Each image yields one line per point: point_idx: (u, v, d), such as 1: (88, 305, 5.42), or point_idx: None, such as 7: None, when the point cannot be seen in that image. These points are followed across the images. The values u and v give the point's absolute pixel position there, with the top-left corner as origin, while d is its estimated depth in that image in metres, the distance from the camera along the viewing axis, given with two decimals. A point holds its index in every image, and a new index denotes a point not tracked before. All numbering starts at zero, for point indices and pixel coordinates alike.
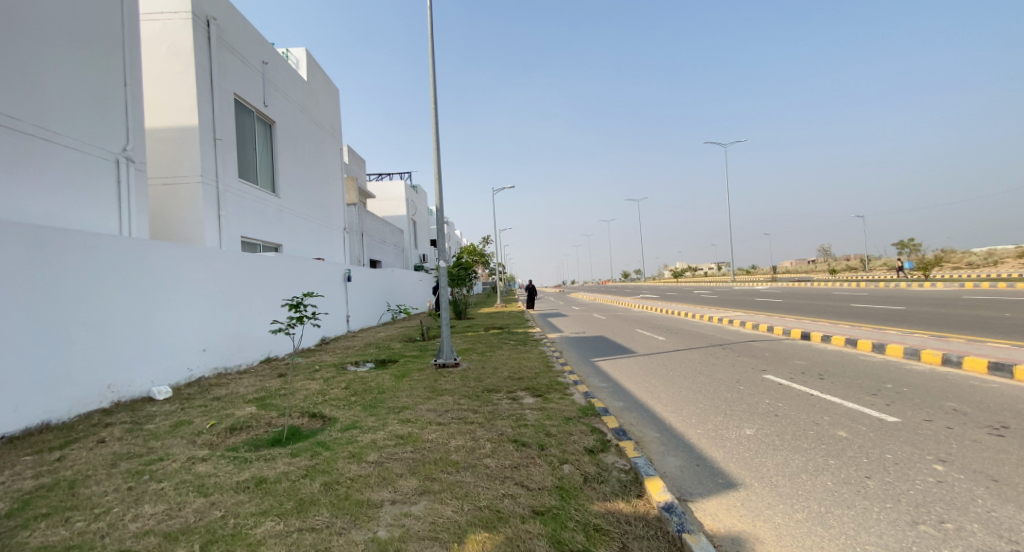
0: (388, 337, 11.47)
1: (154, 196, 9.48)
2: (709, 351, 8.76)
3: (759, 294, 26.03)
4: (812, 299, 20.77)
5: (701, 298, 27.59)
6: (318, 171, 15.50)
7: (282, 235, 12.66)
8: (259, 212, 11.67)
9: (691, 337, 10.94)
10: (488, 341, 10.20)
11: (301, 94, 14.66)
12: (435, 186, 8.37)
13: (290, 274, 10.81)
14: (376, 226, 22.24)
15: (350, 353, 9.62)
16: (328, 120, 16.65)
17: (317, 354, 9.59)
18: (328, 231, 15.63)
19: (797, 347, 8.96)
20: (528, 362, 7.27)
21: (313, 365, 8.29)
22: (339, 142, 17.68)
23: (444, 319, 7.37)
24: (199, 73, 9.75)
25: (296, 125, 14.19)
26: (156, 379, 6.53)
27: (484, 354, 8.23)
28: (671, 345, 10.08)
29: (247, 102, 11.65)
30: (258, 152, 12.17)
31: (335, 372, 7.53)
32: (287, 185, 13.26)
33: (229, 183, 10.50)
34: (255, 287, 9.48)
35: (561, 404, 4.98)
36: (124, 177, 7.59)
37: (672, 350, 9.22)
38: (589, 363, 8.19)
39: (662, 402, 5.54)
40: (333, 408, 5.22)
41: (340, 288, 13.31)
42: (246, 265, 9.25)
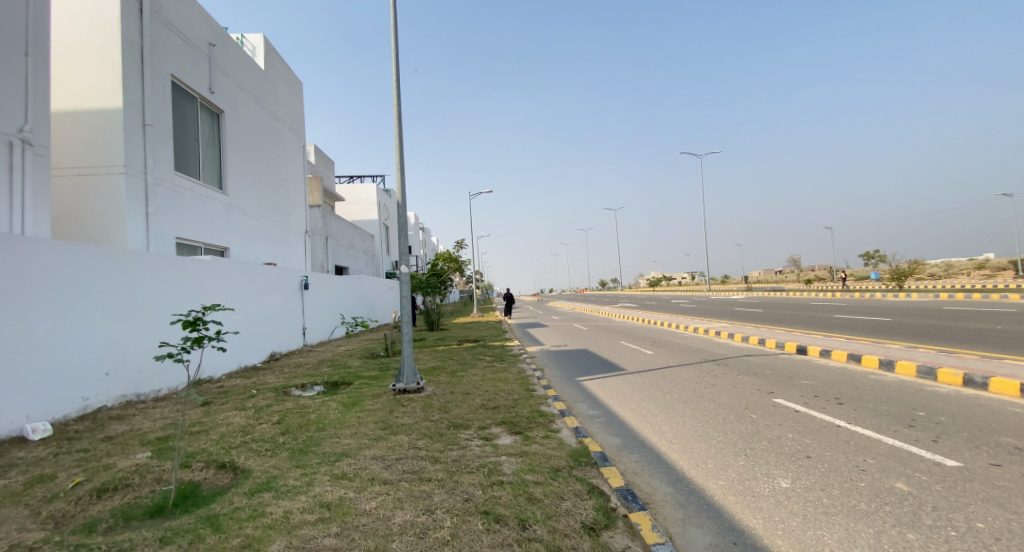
0: (346, 353, 10.20)
1: (64, 188, 8.05)
2: (705, 369, 7.82)
3: (739, 304, 25.51)
4: (794, 309, 20.20)
5: (680, 308, 26.99)
6: (276, 169, 14.17)
7: (230, 237, 11.28)
8: (201, 211, 10.31)
9: (680, 352, 10.01)
10: (457, 357, 9.06)
11: (257, 83, 13.35)
12: (398, 177, 7.17)
13: (234, 281, 9.49)
14: (343, 231, 20.89)
15: (297, 372, 8.32)
16: (289, 113, 15.33)
17: (256, 375, 8.27)
18: (286, 234, 14.27)
19: (798, 363, 8.09)
20: (504, 386, 6.18)
21: (249, 390, 6.99)
22: (301, 139, 16.35)
23: (405, 337, 6.23)
24: (127, 48, 8.39)
25: (250, 116, 12.84)
26: (35, 413, 5.21)
27: (453, 374, 7.12)
28: (660, 360, 9.13)
29: (189, 87, 10.30)
30: (202, 143, 10.80)
31: (273, 399, 6.29)
32: (237, 182, 11.92)
33: (162, 176, 9.15)
34: (186, 297, 8.13)
35: (545, 447, 3.90)
36: (18, 162, 6.00)
37: (663, 366, 8.26)
38: (576, 384, 7.14)
39: (667, 438, 4.51)
40: (252, 455, 4.03)
41: (295, 297, 11.98)
42: (174, 271, 7.90)
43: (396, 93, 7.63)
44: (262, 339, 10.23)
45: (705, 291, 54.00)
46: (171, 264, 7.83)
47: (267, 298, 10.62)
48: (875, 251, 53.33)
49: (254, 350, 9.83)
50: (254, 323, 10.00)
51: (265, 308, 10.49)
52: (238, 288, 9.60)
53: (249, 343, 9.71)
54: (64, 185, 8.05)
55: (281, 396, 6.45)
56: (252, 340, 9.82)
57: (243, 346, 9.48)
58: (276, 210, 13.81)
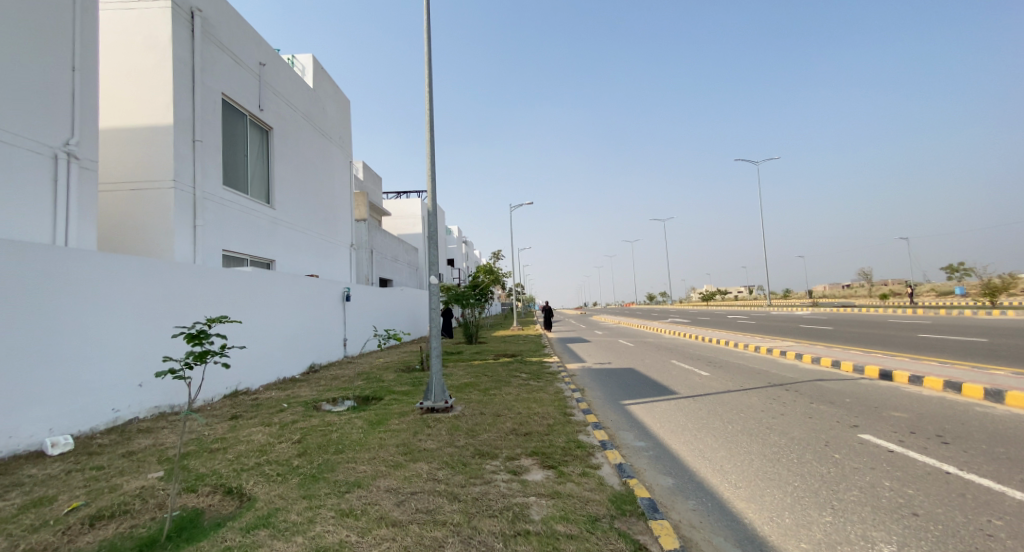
0: (383, 367, 9.99)
1: (119, 203, 8.34)
2: (769, 394, 6.94)
3: (804, 321, 23.57)
4: (870, 328, 18.29)
5: (738, 325, 25.30)
6: (323, 184, 14.43)
7: (276, 249, 11.43)
8: (249, 224, 10.49)
9: (738, 374, 9.07)
10: (493, 373, 8.59)
11: (306, 100, 13.69)
12: (431, 186, 6.88)
13: (276, 292, 9.53)
14: (388, 244, 21.11)
15: (332, 386, 8.14)
16: (336, 130, 15.65)
17: (291, 387, 8.15)
18: (331, 246, 14.45)
19: (880, 391, 7.04)
20: (539, 408, 5.64)
21: (281, 404, 6.82)
22: (348, 154, 16.65)
23: (434, 352, 5.85)
24: (178, 67, 8.70)
25: (298, 132, 13.13)
26: (61, 425, 5.22)
27: (487, 393, 6.65)
28: (716, 383, 8.27)
29: (239, 104, 10.60)
30: (251, 159, 11.06)
31: (301, 414, 6.05)
32: (284, 196, 12.15)
33: (211, 190, 9.36)
34: (227, 308, 8.16)
35: (581, 488, 3.34)
36: (62, 173, 6.55)
37: (720, 390, 7.45)
38: (621, 408, 6.47)
39: (729, 480, 3.81)
40: (261, 481, 3.71)
41: (337, 308, 12.00)
42: (215, 282, 7.93)
43: (429, 100, 7.38)
44: (303, 350, 10.19)
45: (764, 307, 50.88)
46: (213, 276, 7.87)
47: (309, 309, 10.63)
48: (961, 263, 48.46)
49: (293, 362, 9.80)
50: (295, 334, 9.98)
51: (306, 320, 10.49)
52: (280, 299, 9.63)
53: (289, 354, 9.68)
54: (118, 200, 8.35)
55: (310, 411, 6.21)
56: (292, 351, 9.80)
57: (283, 357, 9.47)
58: (322, 224, 14.02)
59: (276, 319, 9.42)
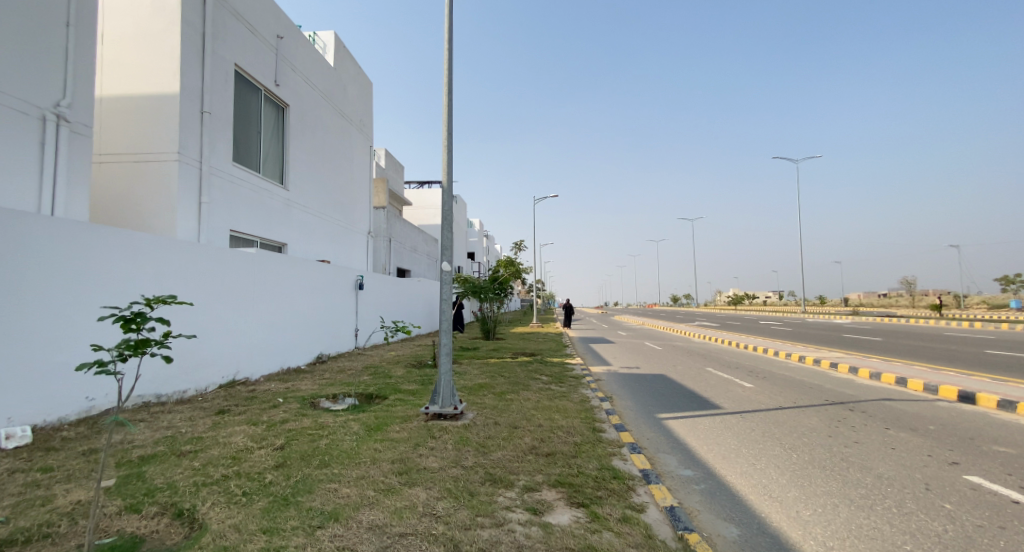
0: (393, 361, 9.32)
1: (122, 175, 7.82)
2: (831, 417, 6.00)
3: (847, 331, 22.08)
4: (918, 341, 16.98)
5: (770, 331, 24.09)
6: (341, 167, 13.85)
7: (288, 232, 10.83)
8: (261, 205, 9.93)
9: (786, 389, 8.07)
10: (511, 374, 7.80)
11: (326, 79, 13.08)
12: (447, 163, 6.12)
13: (284, 277, 8.92)
14: (408, 234, 20.57)
15: (335, 380, 7.48)
16: (357, 112, 15.05)
17: (292, 380, 7.52)
18: (348, 233, 13.88)
19: (964, 418, 6.05)
20: (563, 421, 4.85)
21: (275, 398, 6.16)
22: (368, 138, 16.03)
23: (444, 351, 5.08)
24: (187, 32, 8.05)
25: (316, 112, 12.53)
26: (25, 413, 4.63)
27: (503, 398, 5.89)
28: (763, 398, 7.31)
29: (253, 78, 10.01)
30: (264, 136, 10.46)
31: (294, 412, 5.36)
32: (299, 177, 11.56)
33: (222, 167, 8.79)
34: (230, 291, 7.54)
35: (625, 542, 2.53)
36: (51, 136, 5.89)
37: (769, 408, 6.54)
38: (657, 424, 5.59)
39: (814, 537, 2.94)
40: (220, 502, 2.98)
41: (349, 296, 11.41)
42: (218, 263, 7.30)
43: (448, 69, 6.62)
44: (310, 339, 9.58)
45: (797, 314, 48.73)
46: (215, 256, 7.23)
47: (319, 297, 10.02)
48: (1015, 276, 45.45)
49: (300, 351, 9.20)
50: (303, 322, 9.38)
51: (316, 307, 9.89)
52: (288, 283, 9.02)
53: (295, 343, 9.07)
54: (121, 171, 7.81)
55: (305, 409, 5.51)
56: (299, 340, 9.20)
57: (288, 345, 8.86)
58: (339, 209, 13.44)
59: (283, 306, 8.81)
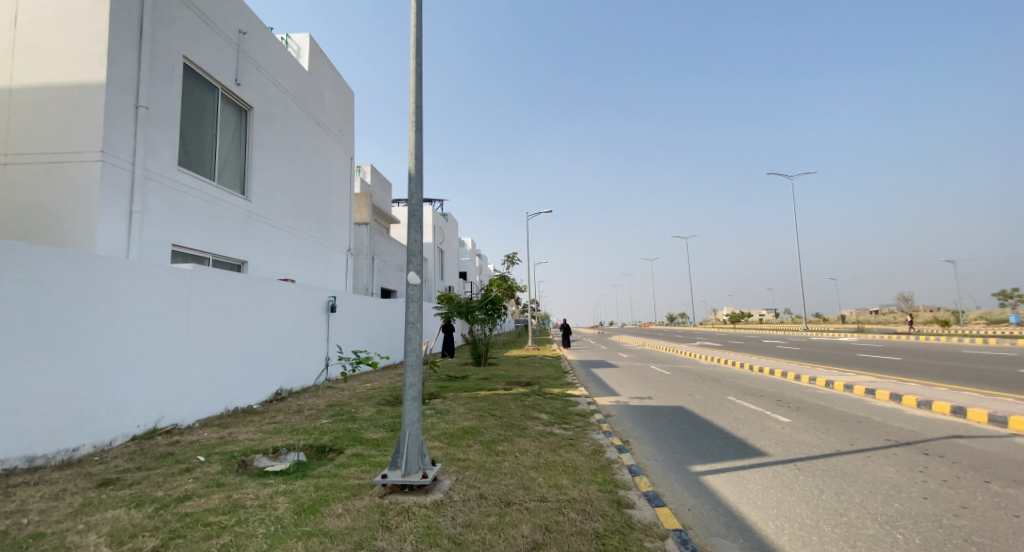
0: (365, 397, 7.92)
1: (33, 179, 6.47)
2: (910, 470, 4.73)
3: (857, 349, 20.99)
4: (938, 359, 15.90)
5: (776, 350, 22.88)
6: (318, 180, 12.44)
7: (249, 249, 9.40)
8: (214, 218, 8.50)
9: (831, 425, 6.80)
10: (503, 413, 6.44)
11: (303, 83, 11.76)
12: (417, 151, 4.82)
13: (237, 300, 7.52)
14: (393, 252, 19.24)
15: (284, 425, 6.07)
16: (338, 121, 13.72)
17: (232, 426, 6.10)
18: (322, 250, 12.50)
19: None
20: (573, 492, 3.53)
21: (196, 455, 4.73)
22: (351, 150, 14.70)
23: (410, 396, 3.71)
24: (121, 12, 6.71)
25: (290, 117, 11.18)
26: None
27: (492, 453, 4.53)
28: (811, 439, 5.98)
29: (208, 75, 8.57)
30: (225, 140, 9.09)
31: (207, 480, 3.95)
32: (267, 188, 10.18)
33: (162, 172, 7.38)
34: (164, 319, 6.08)
35: None
36: None
37: (826, 455, 5.25)
38: (695, 485, 4.25)
39: None
40: None
41: (319, 320, 10.03)
42: (145, 285, 5.82)
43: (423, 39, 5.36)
44: (267, 371, 8.16)
45: (796, 332, 47.66)
46: (143, 278, 5.79)
47: (280, 322, 8.62)
48: (1014, 291, 44.91)
49: (254, 386, 7.77)
50: (259, 352, 7.96)
51: (277, 334, 8.49)
52: (241, 308, 7.60)
53: (248, 377, 7.63)
54: (32, 174, 6.47)
55: (226, 474, 4.11)
56: (253, 373, 7.79)
57: (240, 379, 7.44)
58: (313, 224, 12.05)
59: (234, 334, 7.40)
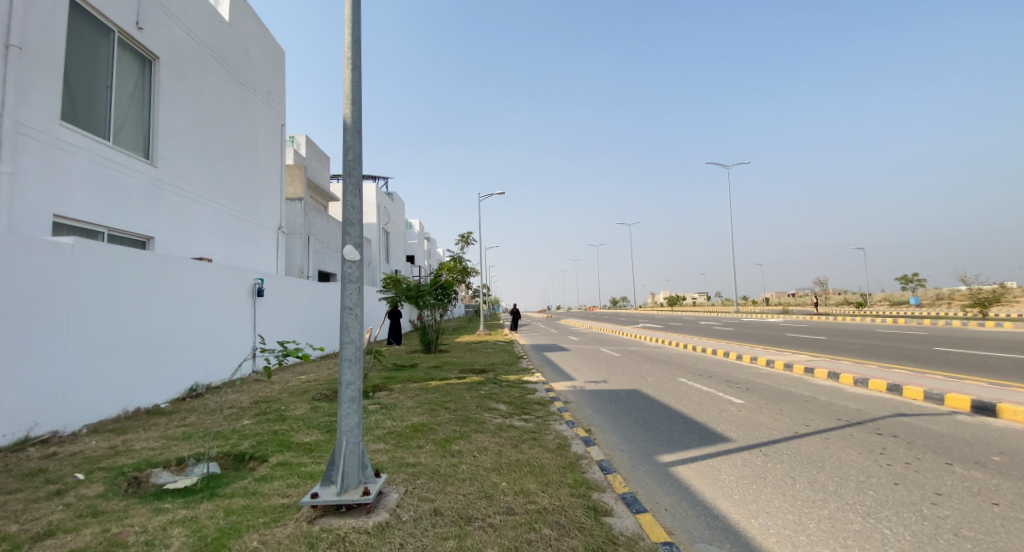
0: (298, 391, 7.08)
1: None
2: (871, 451, 4.67)
3: (787, 329, 22.15)
4: (861, 338, 16.99)
5: (714, 331, 23.76)
6: (243, 148, 11.09)
7: (155, 223, 8.09)
8: (111, 185, 7.20)
9: (785, 406, 6.80)
10: (456, 404, 5.88)
11: (222, 36, 10.29)
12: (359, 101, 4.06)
13: (140, 281, 6.39)
14: (330, 232, 17.92)
15: (196, 429, 5.19)
16: (265, 83, 12.26)
17: (129, 433, 5.13)
18: (247, 227, 11.20)
19: (1012, 440, 5.00)
20: (542, 500, 3.06)
21: (74, 472, 3.84)
22: (280, 117, 13.25)
23: (347, 397, 3.06)
24: None
25: (207, 73, 9.75)
26: None
27: (445, 454, 3.99)
28: (770, 422, 5.90)
29: (102, 14, 7.14)
30: (124, 95, 7.68)
31: (83, 507, 3.13)
32: (178, 154, 8.83)
33: (40, 126, 6.03)
34: (47, 304, 4.97)
35: None
36: None
37: (789, 438, 5.13)
38: (669, 480, 3.91)
39: None
40: None
41: (243, 305, 8.94)
42: (17, 265, 4.66)
43: None
44: (180, 363, 7.10)
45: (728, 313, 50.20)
46: (14, 256, 4.62)
47: (195, 308, 7.51)
48: (913, 274, 49.65)
49: (163, 382, 6.71)
50: (169, 343, 6.89)
51: (191, 321, 7.41)
52: (146, 292, 6.48)
53: (156, 372, 6.57)
54: None
55: (110, 497, 3.34)
56: (163, 367, 6.72)
57: (145, 373, 6.37)
58: (237, 198, 10.75)
59: (138, 322, 6.30)
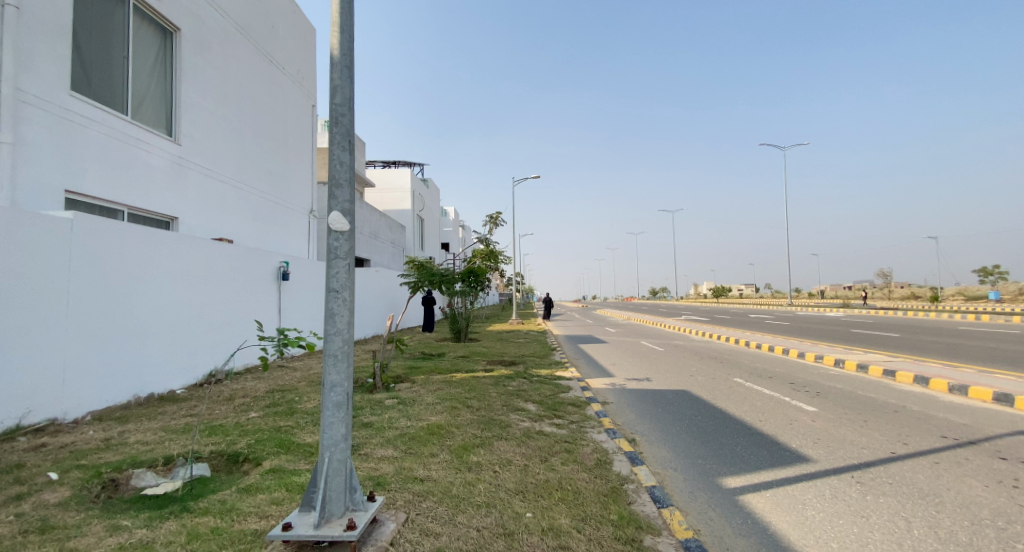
0: (317, 381, 6.64)
1: None
2: (1000, 482, 3.67)
3: (850, 325, 20.35)
4: (940, 336, 15.22)
5: (767, 325, 22.19)
6: (272, 127, 10.81)
7: (177, 202, 7.83)
8: (128, 160, 6.95)
9: (868, 417, 5.78)
10: (481, 402, 5.24)
11: (249, 9, 9.94)
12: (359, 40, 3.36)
13: (155, 260, 6.08)
14: (365, 217, 17.65)
15: (199, 421, 4.78)
16: (295, 62, 11.92)
17: (131, 423, 4.78)
18: (276, 210, 10.91)
19: None
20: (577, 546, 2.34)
21: (48, 472, 3.45)
22: (312, 97, 12.91)
23: (332, 403, 2.40)
24: None
25: (232, 48, 9.39)
26: None
27: (463, 469, 3.34)
28: (854, 437, 4.93)
29: None
30: (141, 68, 7.39)
31: (33, 520, 2.74)
32: (203, 132, 8.53)
33: (45, 95, 5.79)
34: (49, 284, 4.67)
35: None
36: None
37: (884, 462, 4.19)
38: (740, 517, 3.10)
39: None
40: None
41: (266, 289, 8.62)
42: (13, 241, 4.33)
43: None
44: (199, 348, 6.81)
45: (780, 306, 47.50)
46: (9, 232, 4.28)
47: (214, 291, 7.19)
48: (993, 266, 45.30)
49: (180, 367, 6.42)
50: (187, 325, 6.59)
51: (210, 303, 7.11)
52: (161, 272, 6.18)
53: (171, 356, 6.27)
54: None
55: (70, 508, 2.95)
56: (179, 351, 6.42)
57: (159, 358, 6.08)
58: (266, 179, 10.50)
59: (152, 303, 5.99)
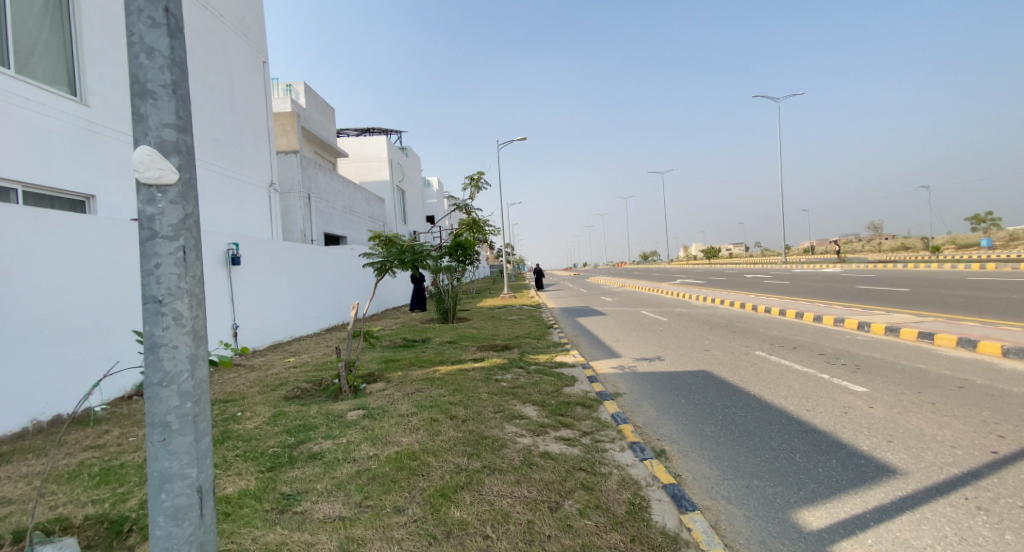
0: (272, 385, 5.53)
1: None
2: None
3: (853, 280, 19.67)
4: (951, 288, 14.56)
5: (766, 284, 21.44)
6: (212, 87, 9.28)
7: (90, 177, 6.47)
8: (16, 124, 5.52)
9: (931, 397, 4.87)
10: (468, 409, 4.17)
11: None
12: None
13: (53, 247, 4.82)
14: (338, 190, 16.26)
15: (100, 457, 3.65)
16: (234, 9, 10.22)
17: (10, 465, 3.63)
18: (224, 183, 9.53)
19: None
20: None
21: None
22: (259, 51, 11.22)
23: (168, 509, 1.28)
24: None
25: None
26: None
27: (442, 540, 2.26)
28: (933, 430, 3.99)
29: None
30: (24, 10, 5.87)
31: None
32: (118, 92, 7.07)
33: None
34: None
35: None
36: None
37: (993, 470, 3.25)
38: None
39: None
40: None
41: (214, 276, 7.37)
42: None
43: None
44: (122, 352, 5.64)
45: (771, 264, 47.06)
46: None
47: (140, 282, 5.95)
48: (984, 214, 45.08)
49: (97, 375, 5.26)
50: (103, 326, 5.39)
51: (136, 297, 5.90)
52: (63, 262, 4.93)
53: (85, 366, 5.10)
54: None
55: None
56: (95, 357, 5.24)
57: (67, 369, 4.90)
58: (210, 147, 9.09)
59: (51, 302, 4.77)
